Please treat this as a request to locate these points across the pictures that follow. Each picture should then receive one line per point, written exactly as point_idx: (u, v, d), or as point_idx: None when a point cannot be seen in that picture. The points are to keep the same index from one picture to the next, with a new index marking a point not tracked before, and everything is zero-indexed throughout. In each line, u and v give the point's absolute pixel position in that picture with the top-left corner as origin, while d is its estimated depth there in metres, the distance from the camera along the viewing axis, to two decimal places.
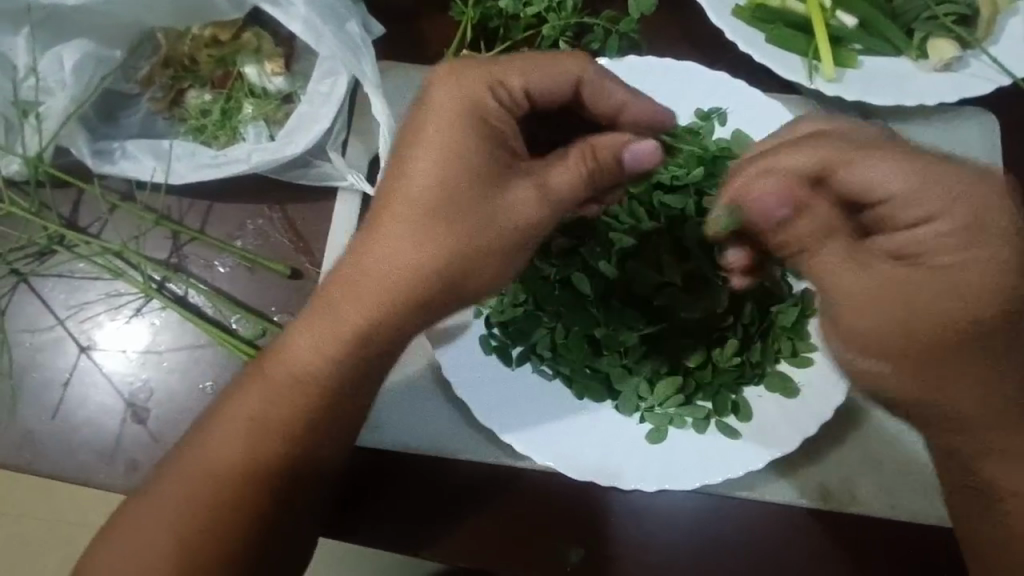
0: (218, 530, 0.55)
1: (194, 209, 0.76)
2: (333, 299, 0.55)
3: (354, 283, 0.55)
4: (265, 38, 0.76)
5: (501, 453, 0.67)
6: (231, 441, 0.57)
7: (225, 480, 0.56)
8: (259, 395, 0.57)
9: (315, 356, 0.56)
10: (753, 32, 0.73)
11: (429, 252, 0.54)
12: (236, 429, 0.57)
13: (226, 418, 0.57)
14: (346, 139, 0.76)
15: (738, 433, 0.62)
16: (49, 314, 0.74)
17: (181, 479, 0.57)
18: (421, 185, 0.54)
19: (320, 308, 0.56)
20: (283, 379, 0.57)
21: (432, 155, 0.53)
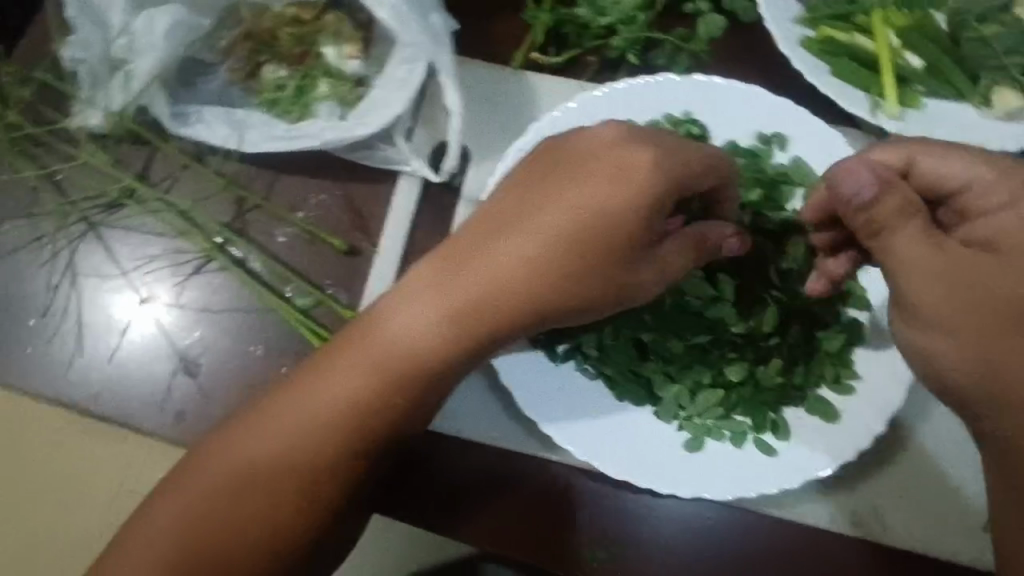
0: (280, 487, 0.60)
1: (260, 177, 0.79)
2: (461, 301, 0.60)
3: (479, 288, 0.59)
4: (346, 22, 0.79)
5: (536, 444, 0.68)
6: (333, 412, 0.61)
7: (309, 446, 0.60)
8: (367, 381, 0.61)
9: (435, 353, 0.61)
10: (818, 64, 0.75)
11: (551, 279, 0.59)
12: (332, 406, 0.61)
13: (327, 386, 0.61)
14: (413, 127, 0.79)
15: (774, 451, 0.64)
16: (114, 263, 0.77)
17: (257, 434, 0.61)
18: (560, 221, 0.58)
19: (448, 303, 0.60)
20: (400, 368, 0.60)
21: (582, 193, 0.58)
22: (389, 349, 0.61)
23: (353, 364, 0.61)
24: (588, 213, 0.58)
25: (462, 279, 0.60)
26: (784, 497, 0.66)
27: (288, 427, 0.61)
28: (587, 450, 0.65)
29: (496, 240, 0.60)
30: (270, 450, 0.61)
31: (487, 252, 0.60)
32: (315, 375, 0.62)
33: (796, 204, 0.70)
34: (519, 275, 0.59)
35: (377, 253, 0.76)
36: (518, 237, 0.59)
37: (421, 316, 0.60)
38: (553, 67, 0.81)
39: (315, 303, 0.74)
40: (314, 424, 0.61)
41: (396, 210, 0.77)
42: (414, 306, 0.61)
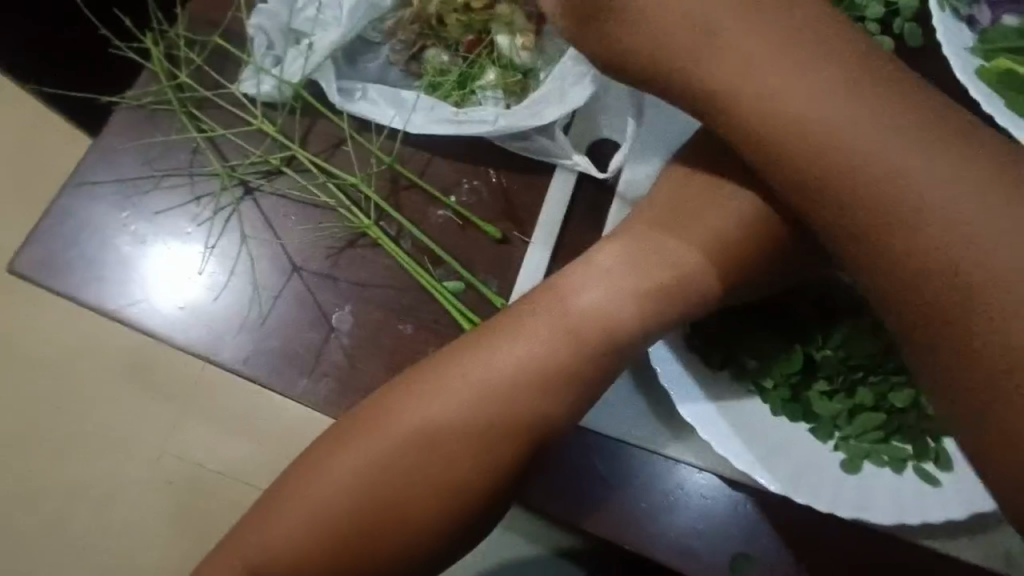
0: (461, 442, 0.59)
1: (416, 158, 0.80)
2: (660, 267, 0.61)
3: (677, 256, 0.61)
4: (518, 13, 0.79)
5: (683, 449, 0.68)
6: (515, 372, 0.60)
7: (488, 409, 0.59)
8: (553, 335, 0.60)
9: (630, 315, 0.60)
10: (993, 96, 0.74)
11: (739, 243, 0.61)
12: (514, 361, 0.60)
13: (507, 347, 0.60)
14: (570, 121, 0.80)
15: (938, 481, 0.62)
16: (269, 228, 0.79)
17: (441, 385, 0.60)
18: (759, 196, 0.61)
19: (645, 269, 0.61)
20: (591, 329, 0.60)
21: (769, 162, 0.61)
22: (579, 309, 0.60)
23: (537, 324, 0.61)
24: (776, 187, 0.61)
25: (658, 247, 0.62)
26: (942, 534, 0.64)
27: (466, 388, 0.60)
28: (747, 458, 0.63)
29: (681, 215, 0.62)
30: (445, 415, 0.60)
31: (683, 225, 0.62)
32: (494, 336, 0.61)
33: None
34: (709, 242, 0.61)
35: (529, 244, 0.76)
36: (712, 212, 0.62)
37: (615, 278, 0.61)
38: None
39: (464, 286, 0.75)
40: (494, 384, 0.60)
41: (550, 204, 0.77)
42: (607, 271, 0.61)
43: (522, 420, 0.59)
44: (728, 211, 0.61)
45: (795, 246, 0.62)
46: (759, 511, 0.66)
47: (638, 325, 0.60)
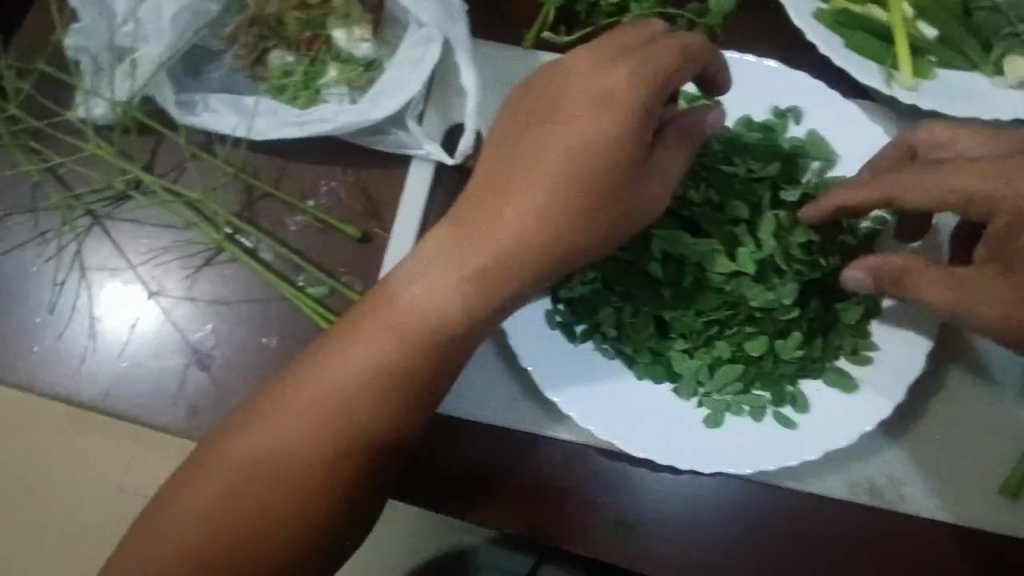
0: (304, 460, 0.59)
1: (269, 165, 0.78)
2: (480, 253, 0.57)
3: (493, 242, 0.58)
4: (354, 4, 0.77)
5: (557, 425, 0.68)
6: (349, 379, 0.59)
7: (330, 420, 0.59)
8: (378, 340, 0.59)
9: (453, 307, 0.58)
10: (834, 38, 0.74)
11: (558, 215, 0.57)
12: (346, 372, 0.59)
13: (339, 354, 0.60)
14: (424, 110, 0.77)
15: (794, 423, 0.64)
16: (122, 258, 0.77)
17: (281, 404, 0.60)
18: (568, 169, 0.57)
19: (464, 259, 0.58)
20: (415, 324, 0.59)
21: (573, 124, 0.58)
22: (401, 309, 0.59)
23: (365, 329, 0.60)
24: (582, 151, 0.57)
25: (473, 235, 0.58)
26: (808, 473, 0.65)
27: (305, 401, 0.59)
28: (611, 426, 0.64)
29: (497, 194, 0.58)
30: (291, 431, 0.59)
31: (496, 207, 0.58)
32: (325, 349, 0.60)
33: (809, 177, 0.71)
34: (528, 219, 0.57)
35: (389, 240, 0.75)
36: (525, 191, 0.57)
37: (435, 271, 0.58)
38: (564, 48, 0.80)
39: (328, 291, 0.74)
40: (331, 395, 0.59)
41: (409, 196, 0.76)
42: (429, 267, 0.59)
43: (368, 424, 0.59)
44: (538, 187, 0.57)
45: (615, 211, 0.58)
46: (633, 475, 0.67)
47: (465, 314, 0.58)
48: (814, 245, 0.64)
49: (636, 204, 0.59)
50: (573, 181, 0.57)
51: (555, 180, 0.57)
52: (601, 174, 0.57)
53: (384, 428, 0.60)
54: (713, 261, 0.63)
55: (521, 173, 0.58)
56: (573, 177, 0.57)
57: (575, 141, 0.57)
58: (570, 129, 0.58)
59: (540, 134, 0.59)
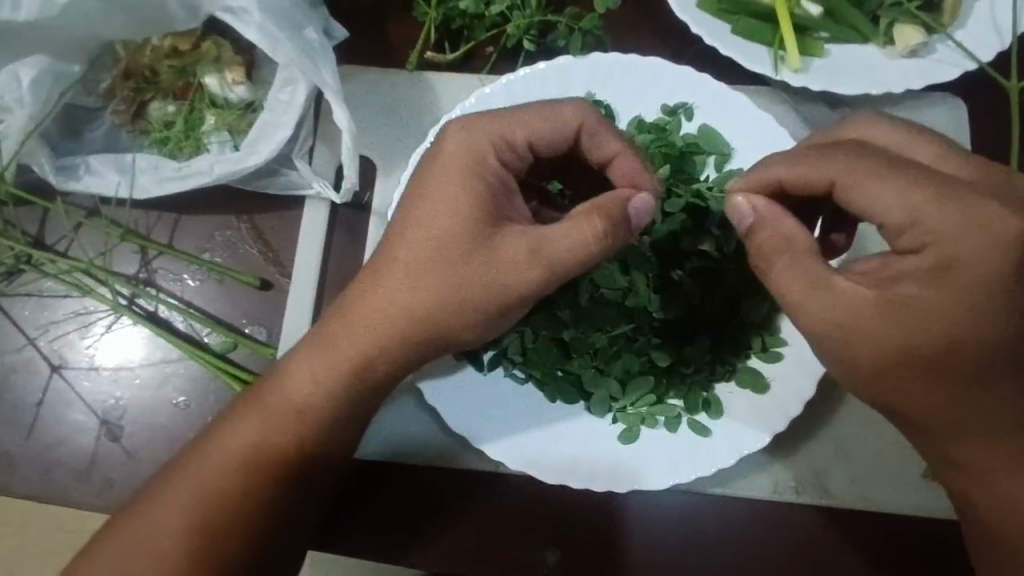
0: (202, 549, 0.57)
1: (161, 222, 0.76)
2: (343, 332, 0.58)
3: (355, 319, 0.57)
4: (225, 47, 0.75)
5: (477, 459, 0.66)
6: (231, 459, 0.58)
7: (215, 496, 0.57)
8: (258, 419, 0.59)
9: (324, 389, 0.58)
10: (718, 25, 0.72)
11: (417, 301, 0.56)
12: (229, 455, 0.58)
13: (221, 440, 0.59)
14: (313, 146, 0.75)
15: (709, 431, 0.62)
16: (20, 335, 0.74)
17: (171, 484, 0.58)
18: (421, 241, 0.55)
19: (332, 342, 0.58)
20: (291, 404, 0.59)
21: (439, 195, 0.55)
22: (280, 391, 0.59)
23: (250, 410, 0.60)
24: (438, 218, 0.55)
25: (344, 314, 0.58)
26: (732, 476, 0.64)
27: (192, 496, 0.58)
28: (523, 455, 0.63)
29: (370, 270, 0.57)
30: (184, 519, 0.57)
31: (364, 278, 0.57)
32: (206, 434, 0.60)
33: (708, 174, 0.70)
34: (390, 297, 0.56)
35: (290, 284, 0.73)
36: (384, 267, 0.57)
37: (310, 356, 0.58)
38: (450, 64, 0.78)
39: (233, 346, 0.72)
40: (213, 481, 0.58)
41: (304, 236, 0.73)
42: (308, 349, 0.59)
43: (260, 496, 0.58)
44: (400, 265, 0.56)
45: (473, 289, 0.55)
46: (562, 500, 0.66)
47: (336, 396, 0.58)
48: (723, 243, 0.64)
49: (496, 276, 0.54)
50: (423, 252, 0.55)
51: (411, 256, 0.55)
52: (446, 243, 0.54)
53: (268, 503, 0.58)
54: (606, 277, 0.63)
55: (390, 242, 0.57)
56: (428, 250, 0.55)
57: (427, 212, 0.55)
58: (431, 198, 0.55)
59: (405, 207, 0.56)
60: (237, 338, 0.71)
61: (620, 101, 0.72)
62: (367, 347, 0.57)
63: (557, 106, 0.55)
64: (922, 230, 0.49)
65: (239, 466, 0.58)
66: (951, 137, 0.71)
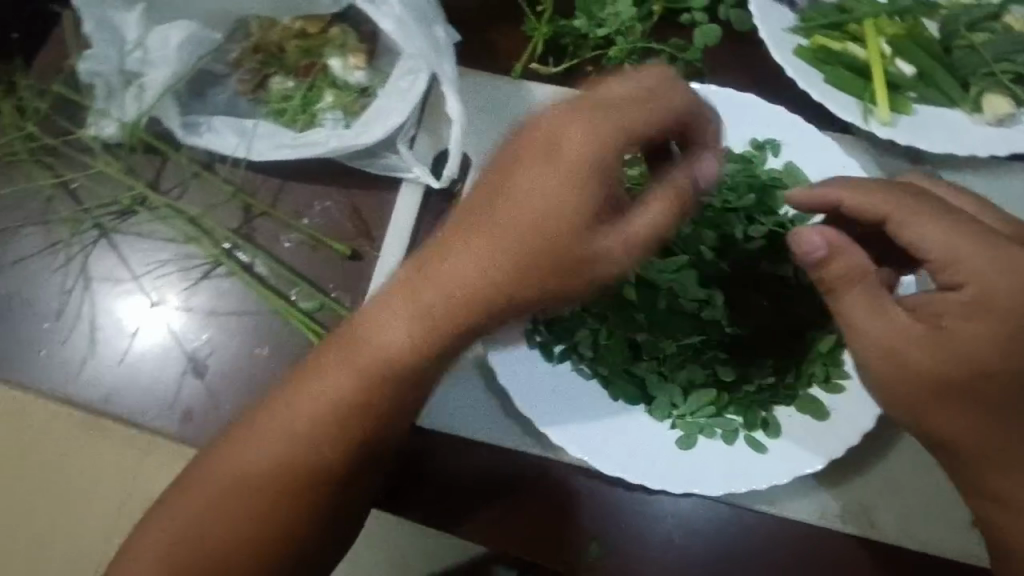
0: (277, 490, 0.61)
1: (267, 185, 0.81)
2: (433, 296, 0.58)
3: (445, 283, 0.57)
4: (351, 34, 0.82)
5: (533, 444, 0.69)
6: (300, 410, 0.61)
7: (293, 451, 0.61)
8: (339, 371, 0.61)
9: (410, 348, 0.59)
10: (812, 72, 0.76)
11: (506, 269, 0.58)
12: (304, 410, 0.61)
13: (297, 401, 0.61)
14: (415, 134, 0.80)
15: (765, 448, 0.65)
16: (126, 269, 0.80)
17: (249, 434, 0.62)
18: (521, 211, 0.58)
19: (418, 305, 0.59)
20: (368, 363, 0.60)
21: (541, 165, 0.58)
22: (362, 351, 0.61)
23: (325, 372, 0.61)
24: (540, 193, 0.57)
25: (429, 275, 0.58)
26: (778, 495, 0.67)
27: (265, 443, 0.61)
28: (582, 445, 0.65)
29: (458, 234, 0.59)
30: (252, 458, 0.61)
31: (452, 245, 0.58)
32: (277, 393, 0.63)
33: (789, 213, 0.71)
34: (480, 265, 0.57)
35: (379, 257, 0.78)
36: (472, 235, 0.58)
37: (396, 317, 0.59)
38: (552, 77, 0.84)
39: (318, 306, 0.77)
40: (282, 442, 0.61)
41: (396, 217, 0.79)
42: (394, 312, 0.59)
43: (333, 453, 0.61)
44: (495, 236, 0.58)
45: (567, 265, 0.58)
46: (610, 494, 0.68)
47: (426, 355, 0.60)
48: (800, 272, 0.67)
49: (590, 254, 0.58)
50: (522, 226, 0.57)
51: (504, 226, 0.58)
52: (551, 222, 0.57)
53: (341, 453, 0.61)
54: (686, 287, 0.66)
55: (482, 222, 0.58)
56: (527, 223, 0.57)
57: (530, 182, 0.58)
58: (530, 189, 0.58)
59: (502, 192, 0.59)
60: (324, 299, 0.77)
61: None
62: (457, 309, 0.58)
63: (648, 102, 0.58)
64: (996, 279, 0.52)
65: (313, 420, 0.61)
66: None
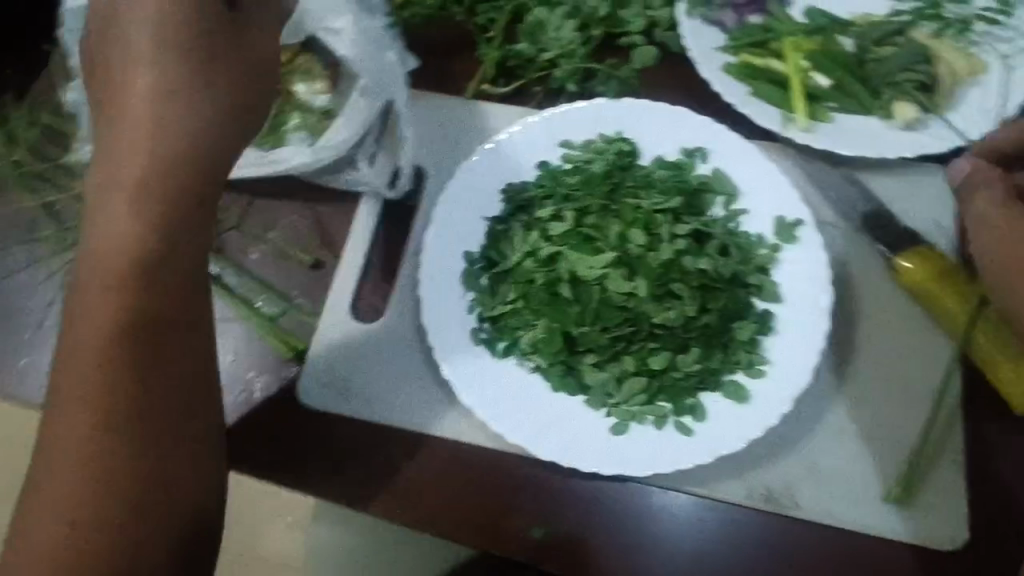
0: (110, 436, 0.52)
1: (236, 203, 0.88)
2: (137, 163, 0.54)
3: (128, 148, 0.54)
4: (315, 62, 0.89)
5: (480, 435, 0.75)
6: (108, 330, 0.52)
7: (114, 385, 0.52)
8: (99, 282, 0.53)
9: (136, 236, 0.53)
10: (737, 86, 0.83)
11: (175, 131, 0.55)
12: (96, 332, 0.52)
13: (86, 319, 0.53)
14: (376, 151, 0.85)
15: (692, 432, 0.69)
16: None
17: (67, 374, 0.52)
18: (159, 58, 0.56)
19: (127, 177, 0.54)
20: (124, 263, 0.53)
21: (150, 6, 0.56)
22: (109, 249, 0.53)
23: (108, 284, 0.52)
24: (160, 43, 0.56)
25: (122, 140, 0.54)
26: (707, 477, 0.71)
27: (79, 381, 0.52)
28: (525, 434, 0.70)
29: (119, 98, 0.56)
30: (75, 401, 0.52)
31: (125, 104, 0.55)
32: (69, 330, 0.53)
33: (717, 212, 0.78)
34: (151, 127, 0.55)
35: (338, 264, 0.83)
36: (128, 96, 0.56)
37: (113, 199, 0.53)
38: (501, 97, 0.91)
39: (281, 312, 0.82)
40: (89, 369, 0.52)
41: (357, 228, 0.84)
42: (107, 189, 0.54)
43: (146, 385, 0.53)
44: (148, 92, 0.55)
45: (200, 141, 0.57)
46: (550, 481, 0.72)
47: (140, 246, 0.53)
48: (721, 269, 0.72)
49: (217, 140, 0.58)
50: (157, 90, 0.56)
51: (155, 89, 0.55)
52: (172, 83, 0.56)
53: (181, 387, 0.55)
54: (613, 282, 0.72)
55: (113, 126, 0.56)
56: (165, 88, 0.56)
57: (154, 15, 0.56)
58: (133, 78, 0.56)
59: (109, 77, 0.57)
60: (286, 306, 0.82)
61: (646, 140, 0.82)
62: (159, 184, 0.54)
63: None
64: None
65: (125, 344, 0.53)
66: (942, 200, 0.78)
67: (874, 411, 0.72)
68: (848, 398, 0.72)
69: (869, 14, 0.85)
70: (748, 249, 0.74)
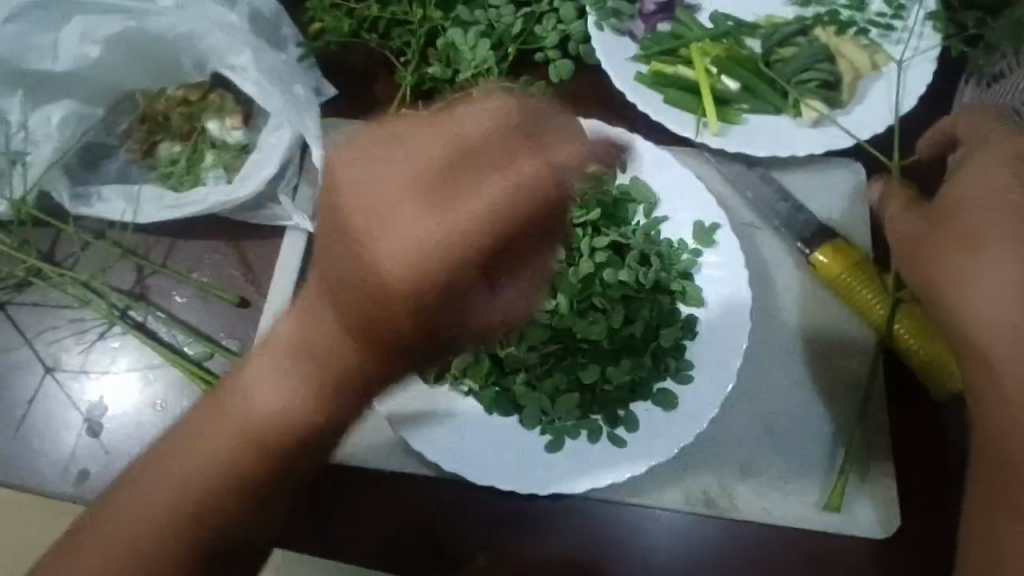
0: (240, 516, 0.64)
1: (158, 245, 0.86)
2: (363, 318, 0.57)
3: (365, 304, 0.56)
4: (228, 98, 0.88)
5: (419, 464, 0.73)
6: (267, 426, 0.62)
7: (264, 474, 0.63)
8: (275, 403, 0.61)
9: (341, 382, 0.60)
10: (650, 95, 0.84)
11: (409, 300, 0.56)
12: (258, 429, 0.62)
13: (247, 420, 0.62)
14: (297, 184, 0.86)
15: (624, 441, 0.69)
16: (20, 336, 0.83)
17: (215, 441, 0.63)
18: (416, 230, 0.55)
19: (364, 334, 0.58)
20: (314, 399, 0.60)
21: (443, 157, 0.56)
22: (309, 379, 0.60)
23: (284, 401, 0.61)
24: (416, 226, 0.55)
25: (365, 303, 0.56)
26: (647, 486, 0.71)
27: (211, 466, 0.62)
28: (461, 460, 0.70)
29: (360, 246, 0.56)
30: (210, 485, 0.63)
31: (371, 245, 0.56)
32: (221, 424, 0.63)
33: (640, 220, 0.78)
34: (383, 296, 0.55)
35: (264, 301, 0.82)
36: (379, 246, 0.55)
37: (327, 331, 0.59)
38: None
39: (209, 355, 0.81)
40: (239, 461, 0.62)
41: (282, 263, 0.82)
42: (329, 316, 0.58)
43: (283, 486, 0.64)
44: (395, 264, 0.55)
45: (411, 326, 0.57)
46: (493, 506, 0.72)
47: (342, 403, 0.61)
48: (643, 277, 0.73)
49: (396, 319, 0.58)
50: (405, 266, 0.55)
51: (401, 271, 0.55)
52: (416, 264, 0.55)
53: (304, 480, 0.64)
54: (536, 299, 0.72)
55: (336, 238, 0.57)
56: (413, 264, 0.55)
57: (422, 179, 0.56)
58: (376, 188, 0.56)
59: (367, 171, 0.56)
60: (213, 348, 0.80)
61: None
62: (365, 326, 0.57)
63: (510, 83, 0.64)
64: None
65: (280, 454, 0.63)
66: (854, 193, 0.81)
67: (803, 407, 0.73)
68: (775, 396, 0.73)
69: (773, 16, 0.87)
70: (670, 256, 0.74)
